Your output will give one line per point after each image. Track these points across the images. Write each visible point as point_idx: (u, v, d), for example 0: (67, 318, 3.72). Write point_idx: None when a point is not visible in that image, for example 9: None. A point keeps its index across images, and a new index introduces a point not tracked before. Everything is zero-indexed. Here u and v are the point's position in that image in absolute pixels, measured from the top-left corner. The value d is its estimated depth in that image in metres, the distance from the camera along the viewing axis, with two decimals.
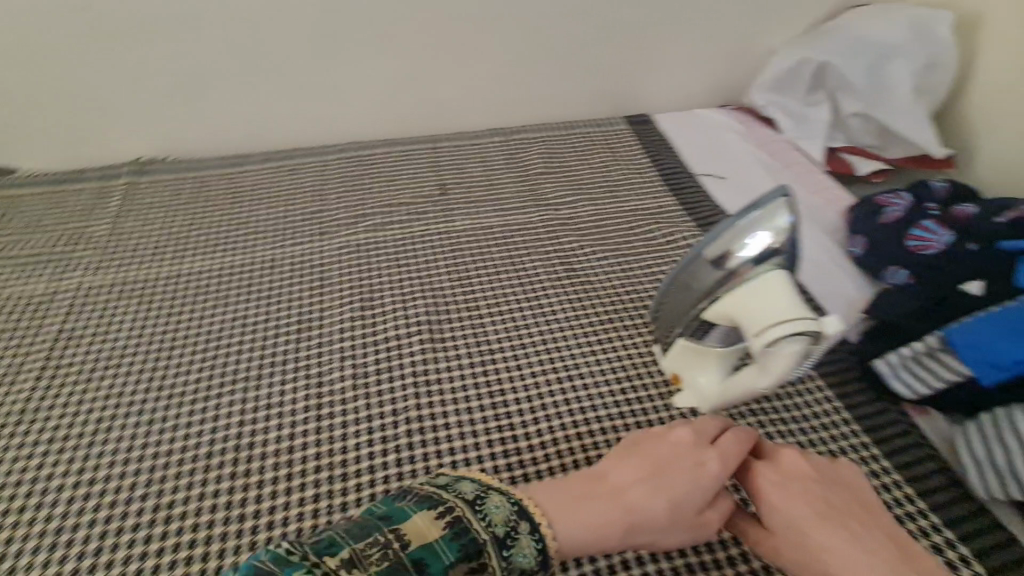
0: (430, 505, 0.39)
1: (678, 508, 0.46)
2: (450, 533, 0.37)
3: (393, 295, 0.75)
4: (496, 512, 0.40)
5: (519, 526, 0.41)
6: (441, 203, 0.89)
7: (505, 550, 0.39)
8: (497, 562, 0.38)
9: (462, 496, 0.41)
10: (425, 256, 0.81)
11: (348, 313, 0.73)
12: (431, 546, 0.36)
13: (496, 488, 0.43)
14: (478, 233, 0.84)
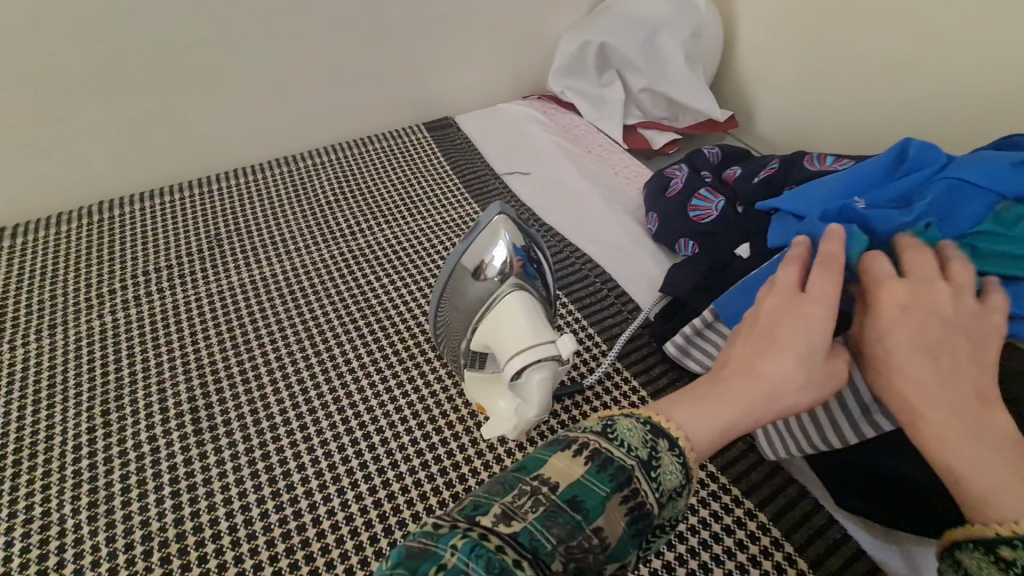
0: (560, 448, 0.40)
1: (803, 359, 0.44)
2: (592, 467, 0.38)
3: (276, 351, 0.73)
4: (631, 436, 0.40)
5: (659, 444, 0.40)
6: (304, 233, 0.87)
7: (651, 471, 0.39)
8: (649, 485, 0.38)
9: (590, 430, 0.40)
10: (300, 293, 0.79)
11: (230, 383, 0.70)
12: (582, 483, 0.37)
13: (623, 416, 0.42)
14: (348, 258, 0.84)
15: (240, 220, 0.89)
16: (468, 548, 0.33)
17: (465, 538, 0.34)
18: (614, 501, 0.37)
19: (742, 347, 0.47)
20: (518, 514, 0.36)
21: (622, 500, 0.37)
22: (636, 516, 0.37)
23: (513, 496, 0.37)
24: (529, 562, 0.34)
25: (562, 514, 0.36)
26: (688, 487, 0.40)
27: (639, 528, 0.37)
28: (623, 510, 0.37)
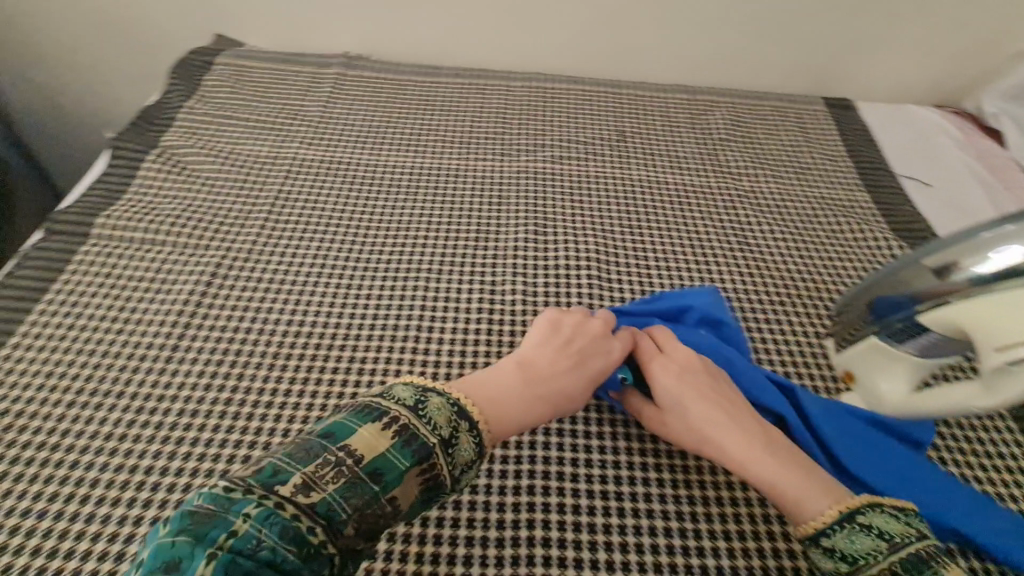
0: (371, 418, 0.40)
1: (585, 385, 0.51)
2: (293, 481, 0.36)
3: (232, 249, 0.67)
4: (438, 414, 0.41)
5: (350, 449, 0.38)
6: (273, 137, 0.81)
7: (340, 476, 0.37)
8: (338, 492, 0.36)
9: (294, 448, 0.38)
10: (265, 195, 0.73)
11: (233, 259, 0.66)
12: (275, 500, 0.35)
13: (346, 412, 0.40)
14: (320, 166, 0.78)
15: (220, 113, 0.83)
16: (179, 575, 0.31)
17: (183, 567, 0.31)
18: (301, 513, 0.35)
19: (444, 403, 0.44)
20: (234, 532, 0.33)
21: (310, 511, 0.35)
22: (336, 518, 0.36)
23: (230, 518, 0.34)
24: (322, 529, 0.35)
25: (267, 529, 0.34)
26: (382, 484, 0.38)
27: (336, 530, 0.35)
28: (314, 518, 0.35)
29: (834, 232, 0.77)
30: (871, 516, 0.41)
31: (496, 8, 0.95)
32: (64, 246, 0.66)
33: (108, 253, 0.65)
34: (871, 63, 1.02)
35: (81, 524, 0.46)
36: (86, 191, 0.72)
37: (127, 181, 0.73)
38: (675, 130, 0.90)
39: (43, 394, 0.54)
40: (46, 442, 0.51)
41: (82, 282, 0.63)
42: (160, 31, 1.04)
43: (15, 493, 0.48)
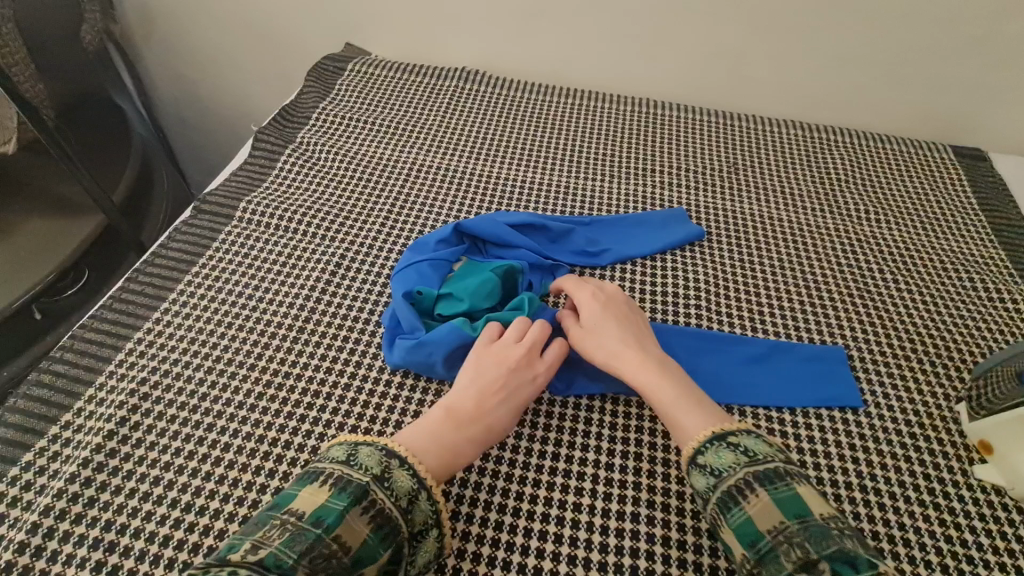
0: (309, 481, 0.44)
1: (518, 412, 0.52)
2: (334, 490, 0.43)
3: (355, 243, 0.71)
4: (366, 458, 0.45)
5: (391, 463, 0.46)
6: (396, 142, 0.85)
7: (384, 483, 0.44)
8: (385, 495, 0.44)
9: (335, 461, 0.45)
10: (385, 194, 0.77)
11: (355, 253, 0.70)
12: (324, 506, 0.42)
13: (363, 441, 0.47)
14: (437, 172, 0.81)
15: (347, 115, 0.89)
16: None
17: None
18: (351, 511, 0.42)
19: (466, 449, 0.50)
20: (263, 543, 0.39)
21: (360, 511, 0.42)
22: (380, 522, 0.42)
23: (265, 531, 0.40)
24: None
25: (305, 534, 0.40)
26: (427, 495, 0.46)
27: (387, 532, 0.42)
28: (365, 519, 0.42)
29: (966, 290, 0.72)
30: (740, 438, 0.48)
31: (612, 34, 0.97)
32: (212, 225, 0.72)
33: (246, 235, 0.71)
34: (1007, 113, 0.96)
35: (217, 485, 0.51)
36: (231, 179, 0.78)
37: (265, 170, 0.79)
38: (789, 166, 0.88)
39: (186, 360, 0.59)
40: (188, 405, 0.56)
41: (223, 259, 0.68)
42: (296, 39, 1.13)
43: (162, 447, 0.53)
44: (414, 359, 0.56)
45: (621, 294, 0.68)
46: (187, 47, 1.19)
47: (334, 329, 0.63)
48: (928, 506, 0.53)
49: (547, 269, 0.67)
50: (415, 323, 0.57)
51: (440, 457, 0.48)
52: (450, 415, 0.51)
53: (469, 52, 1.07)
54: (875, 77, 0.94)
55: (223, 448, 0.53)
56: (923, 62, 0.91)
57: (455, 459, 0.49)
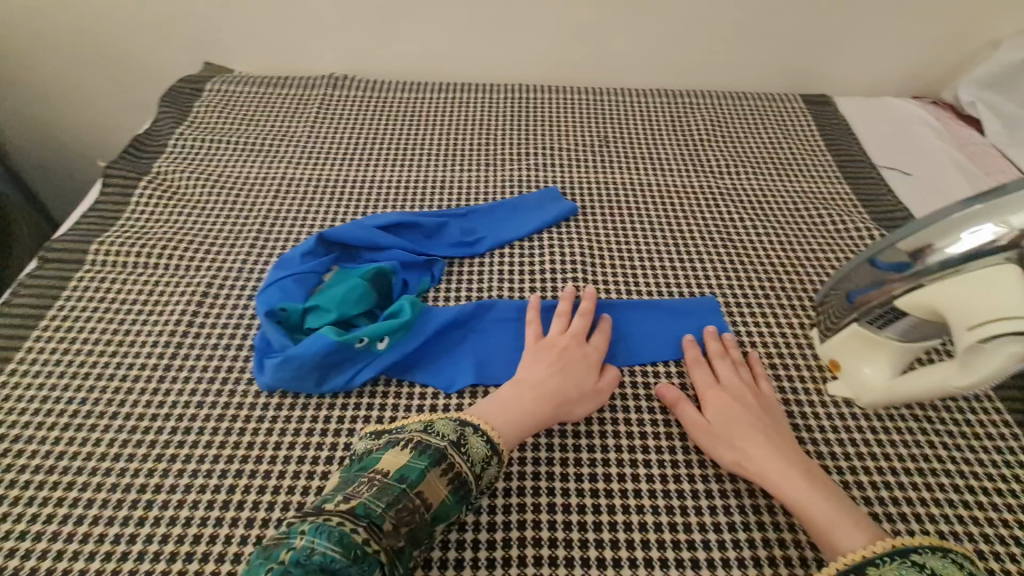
0: (392, 446, 0.47)
1: (581, 387, 0.56)
2: (416, 452, 0.46)
3: (222, 269, 0.68)
4: (442, 427, 0.49)
5: (465, 431, 0.49)
6: (262, 159, 0.83)
7: (460, 448, 0.48)
8: (462, 460, 0.47)
9: (414, 430, 0.49)
10: (252, 215, 0.75)
11: (223, 279, 0.67)
12: (407, 465, 0.45)
13: (438, 416, 0.50)
14: (308, 184, 0.79)
15: (208, 138, 0.85)
16: (314, 527, 0.40)
17: (311, 524, 0.40)
18: (432, 472, 0.45)
19: (530, 416, 0.53)
20: (355, 495, 0.43)
21: (439, 472, 0.46)
22: (457, 485, 0.46)
23: (353, 487, 0.44)
24: (365, 528, 0.41)
25: (391, 488, 0.43)
26: (499, 460, 0.49)
27: (462, 494, 0.46)
28: (443, 478, 0.45)
29: (817, 225, 0.78)
30: (928, 556, 0.42)
31: (472, 23, 0.98)
32: (60, 272, 0.67)
33: (101, 278, 0.67)
34: (843, 59, 1.04)
35: (81, 544, 0.48)
36: (79, 220, 0.73)
37: (117, 205, 0.75)
38: (655, 132, 0.91)
39: (38, 420, 0.55)
40: (43, 466, 0.52)
41: (75, 307, 0.64)
42: (149, 63, 1.06)
43: (16, 516, 0.49)
44: (284, 377, 0.55)
45: (499, 278, 0.69)
46: (28, 85, 1.10)
47: (205, 359, 0.60)
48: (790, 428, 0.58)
49: (423, 266, 0.67)
50: (281, 340, 0.56)
51: (508, 423, 0.52)
52: (515, 388, 0.55)
53: (335, 58, 1.04)
54: (723, 37, 1.00)
55: (86, 505, 0.50)
56: (762, 19, 0.98)
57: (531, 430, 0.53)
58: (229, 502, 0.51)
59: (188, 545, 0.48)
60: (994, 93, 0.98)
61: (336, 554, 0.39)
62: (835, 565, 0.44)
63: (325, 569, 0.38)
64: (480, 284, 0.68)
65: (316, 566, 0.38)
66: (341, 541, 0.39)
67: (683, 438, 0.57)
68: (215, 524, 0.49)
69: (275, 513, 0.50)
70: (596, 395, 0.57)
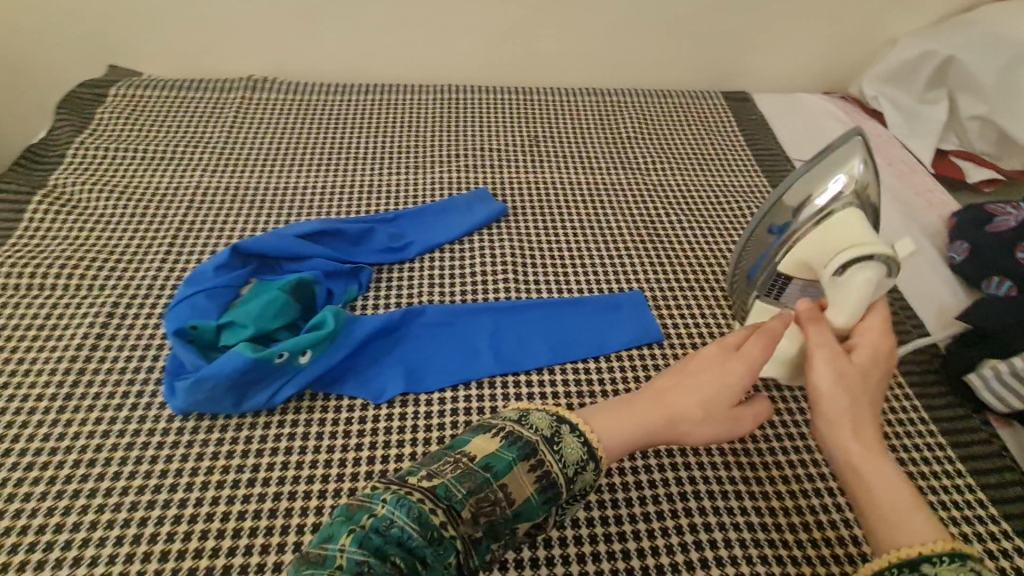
0: (484, 430, 0.40)
1: (709, 405, 0.47)
2: (505, 441, 0.39)
3: (129, 287, 0.64)
4: (539, 419, 0.41)
5: (562, 428, 0.42)
6: (173, 168, 0.78)
7: (555, 445, 0.40)
8: (555, 460, 0.40)
9: (509, 419, 0.41)
10: (164, 227, 0.70)
11: (130, 298, 0.63)
12: (495, 453, 0.39)
13: (535, 406, 0.43)
14: (225, 193, 0.75)
15: (113, 147, 0.80)
16: (395, 498, 0.36)
17: (393, 493, 0.36)
18: (519, 464, 0.38)
19: (642, 425, 0.45)
20: (437, 474, 0.38)
21: (529, 467, 0.38)
22: (544, 485, 0.39)
23: (439, 465, 0.38)
24: (444, 511, 0.36)
25: (475, 474, 0.38)
26: (596, 467, 0.42)
27: (550, 495, 0.39)
28: (531, 476, 0.38)
29: (737, 218, 0.82)
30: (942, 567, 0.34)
31: (395, 23, 0.96)
32: None
33: None
34: (759, 57, 1.09)
35: None
36: None
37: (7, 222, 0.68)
38: (584, 131, 0.93)
39: None
40: None
41: None
42: (47, 66, 0.98)
43: None
44: (197, 398, 0.52)
45: (429, 283, 0.68)
46: None
47: (112, 385, 0.56)
48: None
49: (348, 274, 0.65)
50: (193, 360, 0.53)
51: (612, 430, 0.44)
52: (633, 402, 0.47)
53: (253, 60, 0.99)
54: (646, 37, 1.03)
55: None
56: (682, 20, 1.01)
57: (638, 446, 0.45)
58: (140, 536, 0.47)
59: None
60: (893, 87, 1.03)
61: (412, 532, 0.34)
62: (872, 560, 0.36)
63: (401, 544, 0.34)
64: (409, 290, 0.67)
65: (394, 540, 0.34)
66: (419, 518, 0.35)
67: None
68: (124, 561, 0.46)
69: (191, 543, 0.47)
70: (733, 421, 0.48)
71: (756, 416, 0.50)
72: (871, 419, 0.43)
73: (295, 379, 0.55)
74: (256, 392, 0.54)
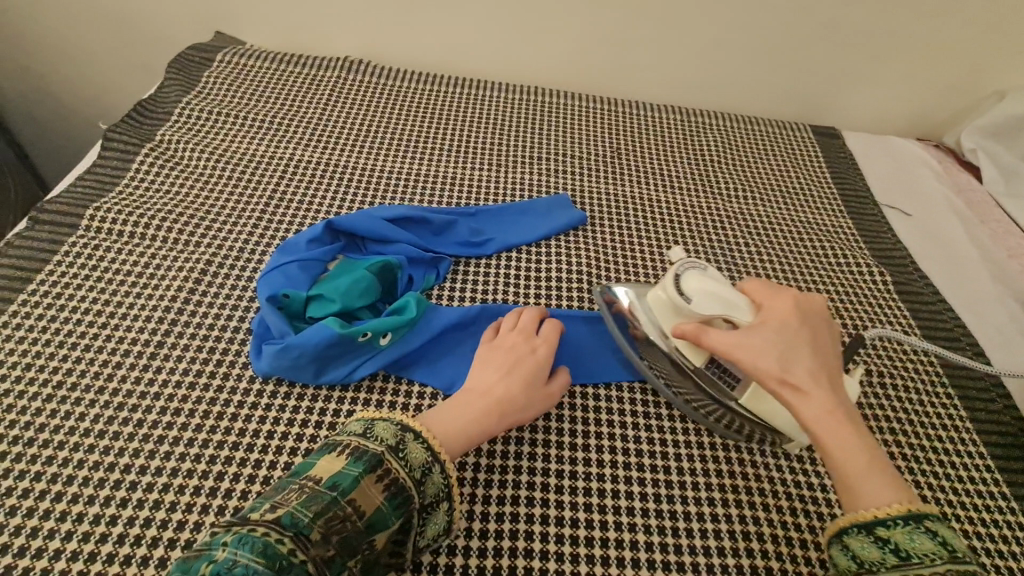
0: (328, 450, 0.44)
1: (530, 388, 0.54)
2: (349, 458, 0.43)
3: (223, 248, 0.66)
4: (382, 430, 0.45)
5: (406, 436, 0.46)
6: (270, 138, 0.80)
7: (398, 453, 0.44)
8: (400, 466, 0.44)
9: (353, 433, 0.45)
10: (257, 194, 0.73)
11: (222, 259, 0.65)
12: (339, 472, 0.42)
13: (379, 416, 0.47)
14: (316, 168, 0.78)
15: (216, 111, 0.83)
16: (238, 537, 0.37)
17: (236, 534, 0.38)
18: (365, 478, 0.42)
19: (480, 424, 0.51)
20: (283, 503, 0.40)
21: (375, 479, 0.42)
22: (393, 492, 0.42)
23: (286, 495, 0.41)
24: (291, 539, 0.38)
25: (322, 496, 0.40)
26: (440, 468, 0.46)
27: (400, 501, 0.42)
28: (377, 487, 0.42)
29: (819, 257, 0.79)
30: (939, 524, 0.40)
31: (492, 21, 0.97)
32: (51, 236, 0.64)
33: (95, 245, 0.64)
34: (855, 95, 1.06)
35: (58, 522, 0.46)
36: (76, 183, 0.70)
37: (117, 172, 0.72)
38: (667, 149, 0.92)
39: (21, 388, 0.53)
40: (23, 438, 0.50)
41: (68, 273, 0.62)
42: (159, 27, 1.03)
43: None
44: (281, 363, 0.54)
45: (505, 282, 0.68)
46: (30, 38, 1.06)
47: (200, 340, 0.58)
48: (782, 457, 0.58)
49: (429, 263, 0.66)
50: (281, 327, 0.55)
51: (453, 433, 0.49)
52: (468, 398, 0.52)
53: (350, 42, 1.02)
54: (741, 61, 1.01)
55: (66, 482, 0.48)
56: (782, 48, 0.99)
57: (471, 440, 0.50)
58: (217, 488, 0.49)
59: (171, 531, 0.47)
60: (995, 141, 0.99)
61: (258, 565, 0.36)
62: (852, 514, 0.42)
63: None
64: (485, 286, 0.67)
65: None
66: (264, 551, 0.36)
67: (678, 459, 0.57)
68: (200, 511, 0.48)
69: None
70: (545, 399, 0.56)
71: (564, 385, 0.58)
72: (820, 385, 0.46)
73: (374, 358, 0.56)
74: (335, 365, 0.56)
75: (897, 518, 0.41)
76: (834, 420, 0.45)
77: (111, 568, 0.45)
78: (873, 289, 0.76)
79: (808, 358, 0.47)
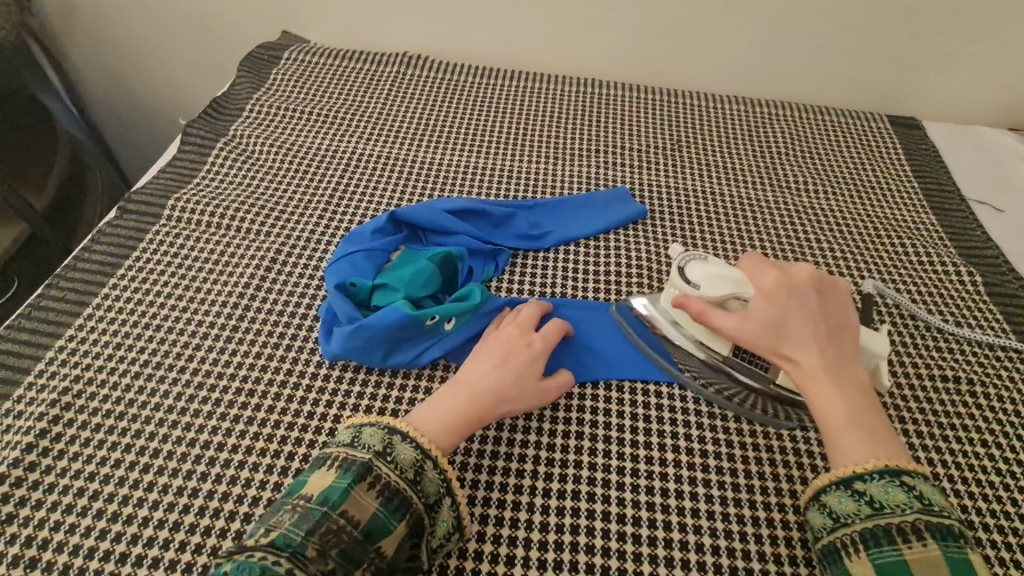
0: (317, 465, 0.45)
1: (521, 379, 0.53)
2: (339, 471, 0.44)
3: (291, 238, 0.69)
4: (369, 436, 0.46)
5: (393, 439, 0.46)
6: (332, 132, 0.83)
7: (388, 457, 0.45)
8: (390, 471, 0.44)
9: (341, 444, 0.46)
10: (322, 187, 0.75)
11: (291, 248, 0.68)
12: (329, 486, 0.43)
13: (366, 423, 0.47)
14: (377, 161, 0.79)
15: (282, 107, 0.86)
16: (235, 565, 0.38)
17: (232, 563, 0.38)
18: (354, 490, 0.43)
19: (467, 417, 0.49)
20: (276, 525, 0.41)
21: (366, 488, 0.43)
22: (387, 496, 0.43)
23: (280, 515, 0.42)
24: (287, 558, 0.39)
25: (313, 513, 0.41)
26: (434, 466, 0.46)
27: (398, 504, 0.43)
28: (370, 495, 0.43)
29: (897, 255, 0.74)
30: (917, 479, 0.42)
31: (547, 13, 0.96)
32: (137, 225, 0.69)
33: (175, 234, 0.68)
34: (939, 81, 0.98)
35: (146, 493, 0.49)
36: (159, 176, 0.74)
37: (194, 165, 0.76)
38: (730, 140, 0.88)
39: (110, 367, 0.57)
40: (113, 413, 0.54)
41: (151, 260, 0.65)
42: (230, 27, 1.08)
43: (86, 458, 0.51)
44: (348, 349, 0.55)
45: (563, 274, 0.67)
46: (116, 41, 1.13)
47: (271, 325, 0.61)
48: None
49: (488, 254, 0.66)
50: (349, 313, 0.56)
51: (439, 425, 0.48)
52: (452, 391, 0.51)
53: (408, 37, 1.04)
54: (811, 48, 0.95)
55: (152, 456, 0.51)
56: (857, 32, 0.93)
57: (454, 431, 0.49)
58: (288, 468, 0.51)
59: (246, 506, 0.49)
60: None
61: None
62: (827, 475, 0.45)
63: None
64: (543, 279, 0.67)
65: None
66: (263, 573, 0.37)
67: (746, 462, 0.54)
68: (273, 489, 0.50)
69: None
70: (539, 395, 0.54)
71: (561, 384, 0.56)
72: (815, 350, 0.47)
73: (438, 344, 0.57)
74: (400, 349, 0.57)
75: (873, 473, 0.43)
76: (828, 386, 0.46)
77: (193, 537, 0.47)
78: (961, 291, 0.71)
79: (808, 327, 0.48)
